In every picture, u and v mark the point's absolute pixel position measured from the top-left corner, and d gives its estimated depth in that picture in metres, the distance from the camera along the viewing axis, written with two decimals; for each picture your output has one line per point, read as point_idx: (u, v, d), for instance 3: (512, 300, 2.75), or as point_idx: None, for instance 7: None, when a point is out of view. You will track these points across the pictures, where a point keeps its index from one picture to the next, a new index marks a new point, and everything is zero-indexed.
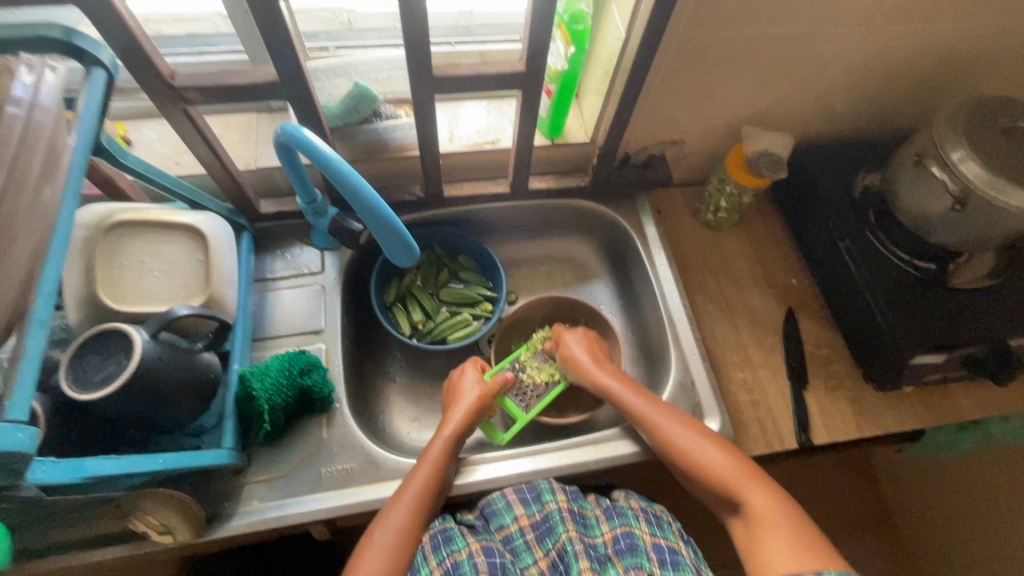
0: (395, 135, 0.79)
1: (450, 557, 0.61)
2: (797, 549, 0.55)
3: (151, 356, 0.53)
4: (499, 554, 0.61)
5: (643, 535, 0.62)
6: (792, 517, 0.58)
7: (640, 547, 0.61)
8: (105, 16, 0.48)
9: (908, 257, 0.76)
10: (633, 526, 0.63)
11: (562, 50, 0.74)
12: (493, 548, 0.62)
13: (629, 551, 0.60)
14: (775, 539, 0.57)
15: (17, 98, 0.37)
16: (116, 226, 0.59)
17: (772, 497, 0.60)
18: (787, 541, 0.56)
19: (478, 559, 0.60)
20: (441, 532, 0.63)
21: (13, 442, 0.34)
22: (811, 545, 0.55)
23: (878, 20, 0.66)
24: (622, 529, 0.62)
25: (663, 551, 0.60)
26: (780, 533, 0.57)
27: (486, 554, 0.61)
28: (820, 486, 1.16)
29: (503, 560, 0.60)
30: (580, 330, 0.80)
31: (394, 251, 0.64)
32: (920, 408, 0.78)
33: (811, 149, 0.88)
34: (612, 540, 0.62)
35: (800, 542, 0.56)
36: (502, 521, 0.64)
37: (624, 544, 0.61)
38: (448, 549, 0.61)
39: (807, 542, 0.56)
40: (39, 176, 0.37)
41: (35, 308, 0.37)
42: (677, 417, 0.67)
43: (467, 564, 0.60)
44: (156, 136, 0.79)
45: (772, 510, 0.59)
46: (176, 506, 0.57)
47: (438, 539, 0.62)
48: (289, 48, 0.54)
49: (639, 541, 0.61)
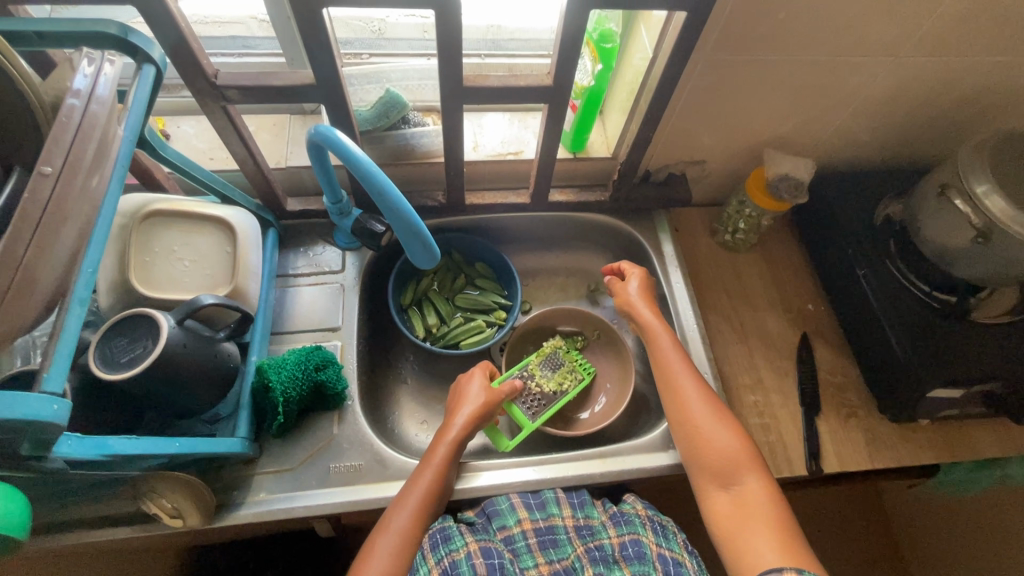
0: (422, 142, 0.80)
1: (448, 557, 0.60)
2: (782, 546, 0.57)
3: (175, 341, 0.55)
4: (498, 555, 0.61)
5: (649, 544, 0.63)
6: (782, 510, 0.60)
7: (648, 556, 0.61)
8: (157, 15, 0.51)
9: (928, 289, 0.75)
10: (640, 534, 0.63)
11: (590, 67, 0.75)
12: (492, 549, 0.62)
13: (637, 558, 0.61)
14: (755, 522, 0.59)
15: (74, 90, 0.38)
16: (150, 215, 0.61)
17: (770, 491, 0.62)
18: (769, 531, 0.59)
19: (476, 560, 0.60)
20: (439, 531, 0.63)
21: (48, 413, 0.35)
22: (794, 544, 0.57)
23: (907, 50, 0.67)
24: (630, 537, 0.63)
25: (667, 562, 0.61)
26: (761, 521, 0.59)
27: (485, 555, 0.61)
28: (823, 516, 1.14)
29: (502, 561, 0.60)
30: (637, 272, 0.81)
31: (416, 255, 0.65)
32: (935, 442, 0.77)
33: (833, 176, 0.88)
34: (619, 545, 0.63)
35: (781, 532, 0.58)
36: (505, 522, 0.65)
37: (632, 551, 0.62)
38: (446, 549, 0.61)
39: (790, 537, 0.58)
40: (93, 161, 0.38)
41: (76, 286, 0.38)
42: (703, 389, 0.69)
43: (467, 565, 0.60)
44: (192, 132, 0.82)
45: (762, 500, 0.61)
46: (188, 491, 0.58)
47: (436, 539, 0.62)
48: (328, 53, 0.56)
49: (646, 550, 0.62)
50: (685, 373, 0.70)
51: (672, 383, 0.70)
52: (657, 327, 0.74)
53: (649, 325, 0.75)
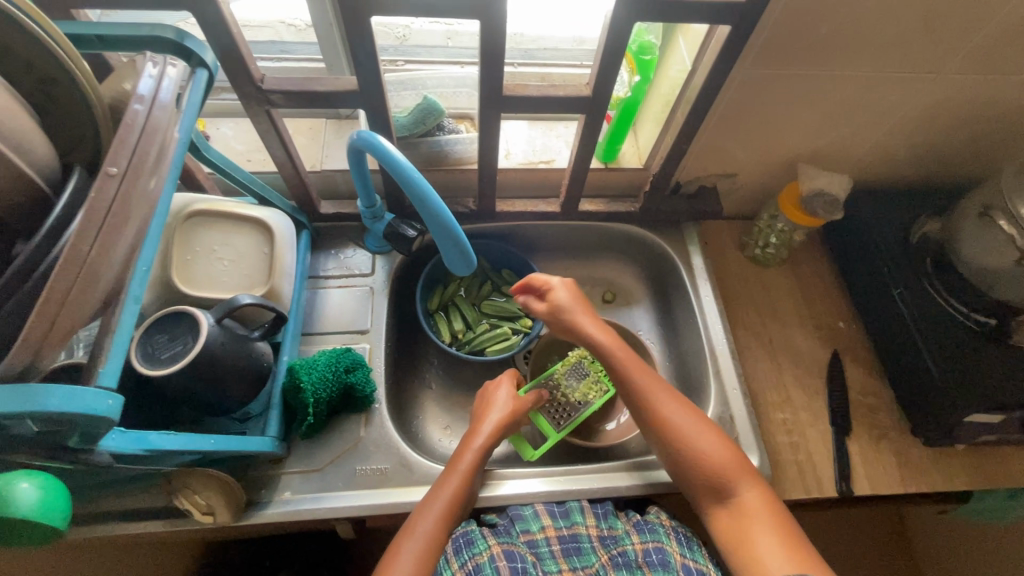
0: (455, 149, 0.81)
1: (471, 560, 0.60)
2: (790, 550, 0.57)
3: (214, 339, 0.56)
4: (521, 559, 0.60)
5: (673, 552, 0.62)
6: (780, 516, 0.60)
7: (671, 564, 0.60)
8: (210, 19, 0.52)
9: (966, 309, 0.74)
10: (664, 543, 0.63)
11: (627, 79, 0.76)
12: (516, 552, 0.61)
13: (660, 565, 0.60)
14: (758, 528, 0.59)
15: (139, 95, 0.39)
16: (193, 215, 0.62)
17: (762, 490, 0.62)
18: (777, 537, 0.58)
19: (499, 563, 0.59)
20: (462, 535, 0.63)
21: (102, 408, 0.36)
22: (798, 545, 0.58)
23: (952, 67, 0.66)
24: (653, 544, 0.62)
25: (691, 573, 0.60)
26: (765, 525, 0.59)
27: (508, 559, 0.60)
28: (844, 539, 1.11)
29: (524, 564, 0.60)
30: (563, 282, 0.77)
31: (452, 261, 0.66)
32: (970, 467, 0.75)
33: (868, 192, 0.87)
34: (643, 551, 0.62)
35: (786, 535, 0.58)
36: (528, 527, 0.65)
37: (656, 558, 0.61)
38: (469, 552, 0.61)
39: (795, 538, 0.58)
40: (154, 164, 0.39)
41: (131, 284, 0.39)
42: (677, 396, 0.68)
43: (490, 568, 0.59)
44: (231, 134, 0.84)
45: (760, 502, 0.61)
46: (220, 487, 0.58)
47: (459, 543, 0.62)
48: (373, 60, 0.57)
49: (670, 558, 0.61)
50: (654, 381, 0.68)
51: (642, 394, 0.67)
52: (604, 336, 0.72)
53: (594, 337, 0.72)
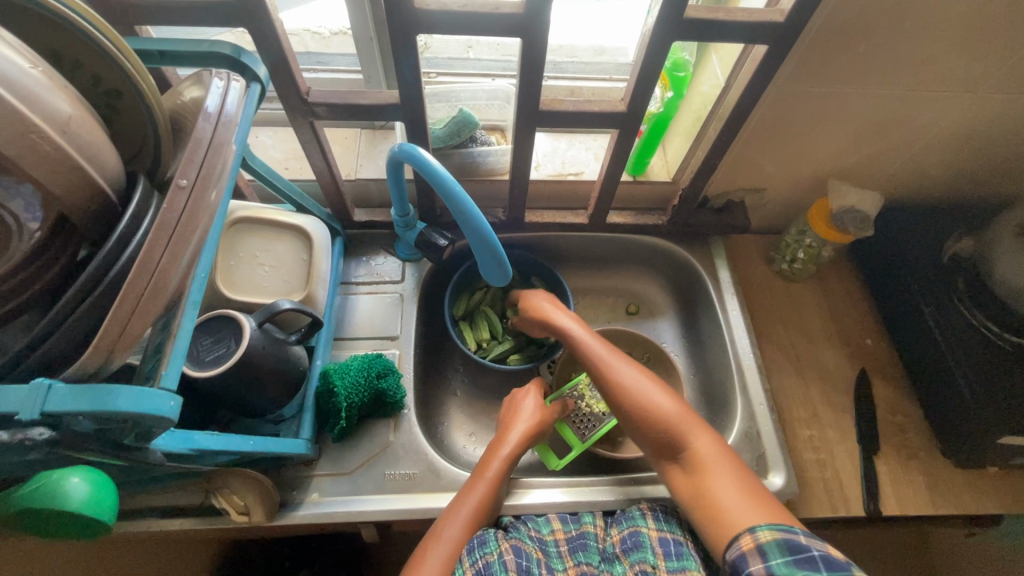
0: (487, 160, 0.82)
1: (482, 559, 0.60)
2: (745, 498, 0.57)
3: (256, 344, 0.58)
4: (527, 556, 0.60)
5: (649, 532, 0.63)
6: (733, 464, 0.60)
7: (646, 543, 0.62)
8: (264, 35, 0.54)
9: (1000, 328, 0.72)
10: (640, 526, 0.64)
11: (659, 94, 0.77)
12: (522, 548, 0.61)
13: (634, 548, 0.61)
14: (712, 480, 0.59)
15: (207, 112, 0.41)
16: (236, 222, 0.65)
17: (715, 441, 0.62)
18: (732, 486, 0.58)
19: (507, 558, 0.59)
20: (477, 536, 0.62)
21: (165, 408, 0.38)
22: (754, 492, 0.57)
23: (988, 87, 0.66)
24: (629, 530, 0.64)
25: (667, 544, 0.62)
26: (719, 476, 0.59)
27: (515, 554, 0.60)
28: (866, 558, 1.10)
29: (529, 563, 0.60)
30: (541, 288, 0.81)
31: (488, 271, 0.67)
32: (1003, 490, 0.74)
33: (898, 209, 0.87)
34: (620, 540, 0.63)
35: (742, 484, 0.58)
36: (537, 529, 0.66)
37: (631, 542, 0.62)
38: (480, 552, 0.61)
39: (752, 488, 0.58)
40: (221, 175, 0.40)
41: (190, 289, 0.41)
42: (628, 360, 0.69)
43: (499, 564, 0.59)
44: (270, 142, 0.86)
45: (714, 453, 0.61)
46: (259, 493, 0.60)
47: (473, 542, 0.62)
48: (415, 75, 0.59)
49: (644, 538, 0.62)
50: (607, 348, 0.70)
51: (595, 362, 0.69)
52: (558, 313, 0.75)
53: (556, 318, 0.75)
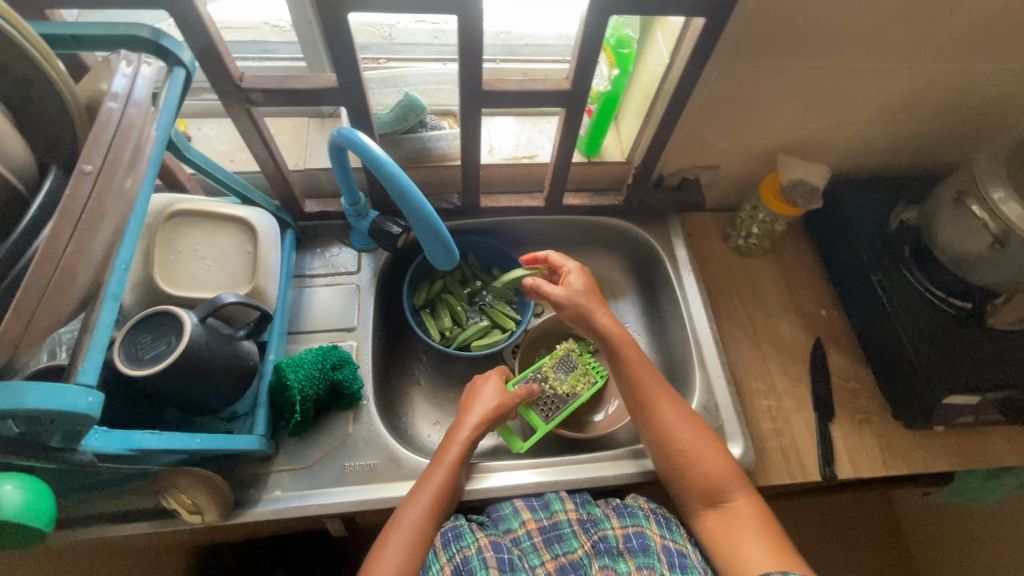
0: (438, 145, 0.81)
1: (459, 554, 0.61)
2: (774, 558, 0.58)
3: (198, 339, 0.56)
4: (507, 550, 0.61)
5: (653, 535, 0.63)
6: (766, 523, 0.62)
7: (652, 548, 0.62)
8: (187, 19, 0.52)
9: (944, 294, 0.75)
10: (644, 526, 0.64)
11: (606, 73, 0.77)
12: (501, 544, 0.62)
13: (641, 550, 0.62)
14: (744, 537, 0.61)
15: (114, 92, 0.39)
16: (174, 216, 0.62)
17: (753, 500, 0.64)
18: (761, 543, 0.60)
19: (487, 554, 0.60)
20: (451, 529, 0.63)
21: (83, 405, 0.36)
22: (782, 551, 0.59)
23: (922, 57, 0.67)
24: (634, 529, 0.64)
25: (672, 554, 0.62)
26: (751, 534, 0.61)
27: (495, 550, 0.61)
28: (831, 524, 1.14)
29: (510, 557, 0.61)
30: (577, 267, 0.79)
31: (435, 255, 0.66)
32: (951, 449, 0.77)
33: (846, 181, 0.88)
34: (623, 537, 0.63)
35: (769, 544, 0.60)
36: (510, 525, 0.65)
37: (636, 543, 0.62)
38: (457, 546, 0.62)
39: (781, 546, 0.60)
40: (128, 162, 0.39)
41: (109, 281, 0.40)
42: (680, 407, 0.68)
43: (477, 560, 0.60)
44: (213, 134, 0.83)
45: (751, 512, 0.62)
46: (204, 485, 0.58)
47: (448, 536, 0.63)
48: (352, 58, 0.58)
49: (650, 542, 0.62)
50: (659, 390, 0.69)
51: (644, 402, 0.68)
52: (599, 313, 0.74)
53: (594, 316, 0.74)
